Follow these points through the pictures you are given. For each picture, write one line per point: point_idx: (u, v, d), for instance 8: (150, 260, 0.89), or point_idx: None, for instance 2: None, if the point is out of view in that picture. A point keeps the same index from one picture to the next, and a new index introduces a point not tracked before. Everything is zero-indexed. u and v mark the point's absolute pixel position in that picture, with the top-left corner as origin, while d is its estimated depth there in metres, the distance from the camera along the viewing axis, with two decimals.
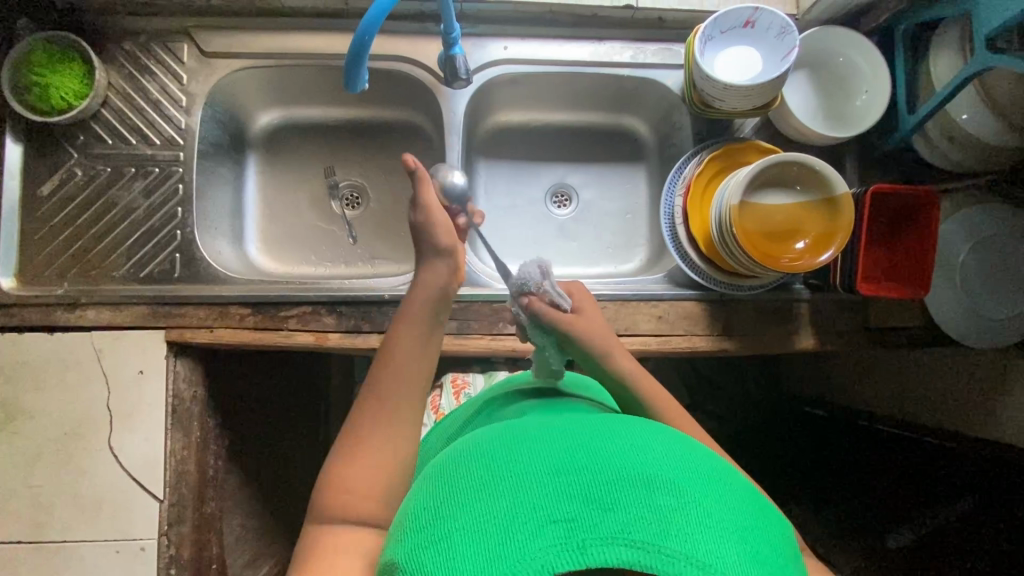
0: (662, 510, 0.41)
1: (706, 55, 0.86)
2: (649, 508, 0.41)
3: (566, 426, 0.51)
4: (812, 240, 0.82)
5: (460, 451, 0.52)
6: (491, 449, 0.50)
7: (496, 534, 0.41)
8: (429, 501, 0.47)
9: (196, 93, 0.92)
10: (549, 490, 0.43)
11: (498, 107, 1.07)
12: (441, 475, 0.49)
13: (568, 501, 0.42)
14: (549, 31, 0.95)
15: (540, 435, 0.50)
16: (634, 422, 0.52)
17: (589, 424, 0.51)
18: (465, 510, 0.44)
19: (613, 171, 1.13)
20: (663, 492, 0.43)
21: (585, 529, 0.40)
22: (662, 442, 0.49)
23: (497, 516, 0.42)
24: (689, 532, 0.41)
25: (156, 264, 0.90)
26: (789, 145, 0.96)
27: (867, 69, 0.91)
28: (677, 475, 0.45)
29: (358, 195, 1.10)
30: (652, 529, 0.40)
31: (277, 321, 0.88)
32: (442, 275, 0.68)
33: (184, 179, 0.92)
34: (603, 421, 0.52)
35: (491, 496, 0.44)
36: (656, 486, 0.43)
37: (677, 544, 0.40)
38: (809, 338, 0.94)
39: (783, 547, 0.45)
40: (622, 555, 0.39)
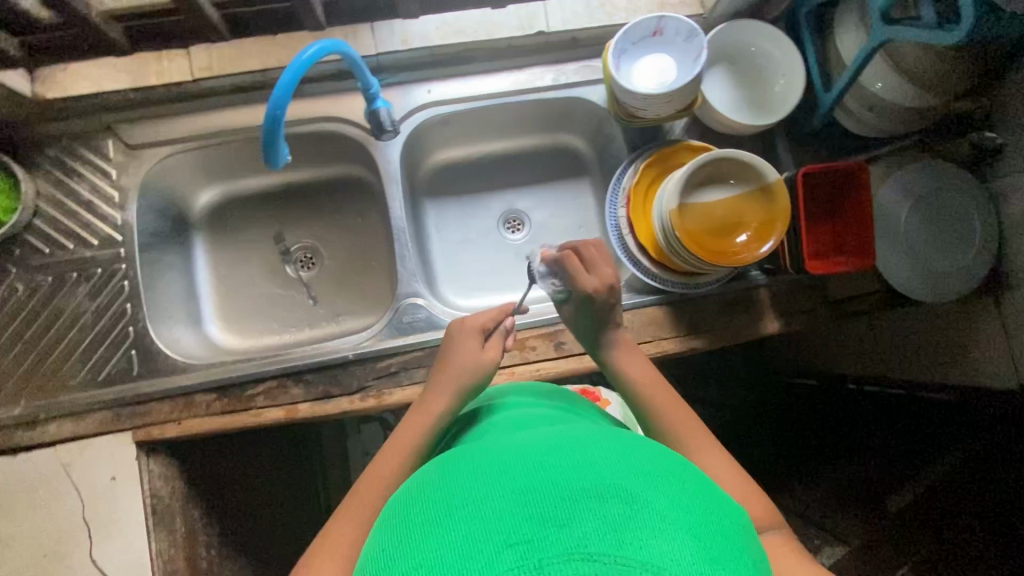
0: (615, 519, 0.40)
1: (622, 68, 0.88)
2: (603, 519, 0.40)
3: (520, 447, 0.50)
4: (755, 231, 0.83)
5: (416, 487, 0.50)
6: (447, 481, 0.47)
7: (450, 566, 0.39)
8: (386, 539, 0.44)
9: (128, 186, 0.91)
10: (502, 516, 0.41)
11: (435, 146, 1.08)
12: (399, 511, 0.47)
13: (524, 523, 0.40)
14: (470, 67, 0.96)
15: (495, 459, 0.49)
16: (586, 433, 0.51)
17: (543, 440, 0.50)
18: (420, 548, 0.41)
19: (559, 189, 1.14)
20: (616, 501, 0.41)
21: (541, 549, 0.38)
22: (613, 449, 0.48)
23: (452, 551, 0.40)
24: (645, 538, 0.39)
25: (112, 365, 0.87)
26: (720, 138, 0.99)
27: (778, 55, 0.93)
28: (628, 481, 0.43)
29: (311, 255, 1.09)
30: (607, 539, 0.39)
31: (245, 401, 0.86)
32: (453, 388, 0.73)
33: (129, 275, 0.90)
34: (555, 436, 0.51)
35: (448, 528, 0.42)
36: (608, 496, 0.42)
37: (634, 550, 0.38)
38: (774, 321, 0.95)
39: (739, 539, 0.44)
40: (580, 570, 0.37)
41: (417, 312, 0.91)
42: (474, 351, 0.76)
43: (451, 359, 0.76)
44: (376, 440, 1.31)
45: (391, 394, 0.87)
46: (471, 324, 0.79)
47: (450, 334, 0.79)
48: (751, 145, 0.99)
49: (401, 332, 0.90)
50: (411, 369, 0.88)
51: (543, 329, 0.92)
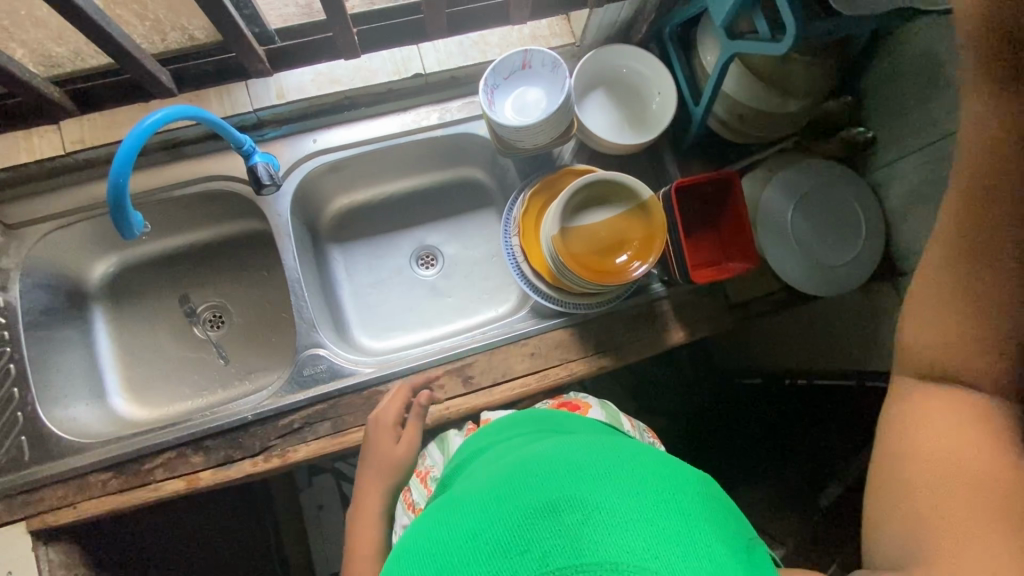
0: (568, 529, 0.41)
1: (496, 103, 0.89)
2: (560, 535, 0.41)
3: (483, 481, 0.51)
4: (638, 248, 0.84)
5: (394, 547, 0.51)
6: (418, 531, 0.48)
7: None
8: None
9: (9, 267, 0.89)
10: (465, 560, 0.42)
11: (334, 193, 1.08)
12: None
13: (491, 562, 0.41)
14: (353, 114, 0.97)
15: (454, 504, 0.49)
16: (539, 448, 0.52)
17: (499, 470, 0.51)
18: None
19: (467, 221, 1.16)
20: (570, 512, 0.43)
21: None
22: (566, 455, 0.49)
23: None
24: (598, 538, 0.41)
25: (1, 454, 0.84)
26: (607, 159, 1.01)
27: (651, 74, 0.97)
28: (578, 485, 0.45)
29: (219, 314, 1.08)
30: (565, 554, 0.40)
31: (143, 476, 0.83)
32: (382, 485, 0.75)
33: (15, 357, 0.87)
34: (515, 459, 0.52)
35: None
36: (560, 508, 0.43)
37: (591, 557, 0.40)
38: (680, 331, 0.96)
39: (705, 500, 0.46)
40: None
41: (320, 363, 0.90)
42: (388, 446, 0.78)
43: (371, 460, 0.78)
44: (330, 492, 1.23)
45: (296, 451, 0.85)
46: (382, 415, 0.82)
47: (367, 443, 0.80)
48: (639, 162, 1.01)
49: (302, 386, 0.89)
50: (315, 423, 0.87)
51: (448, 366, 0.91)
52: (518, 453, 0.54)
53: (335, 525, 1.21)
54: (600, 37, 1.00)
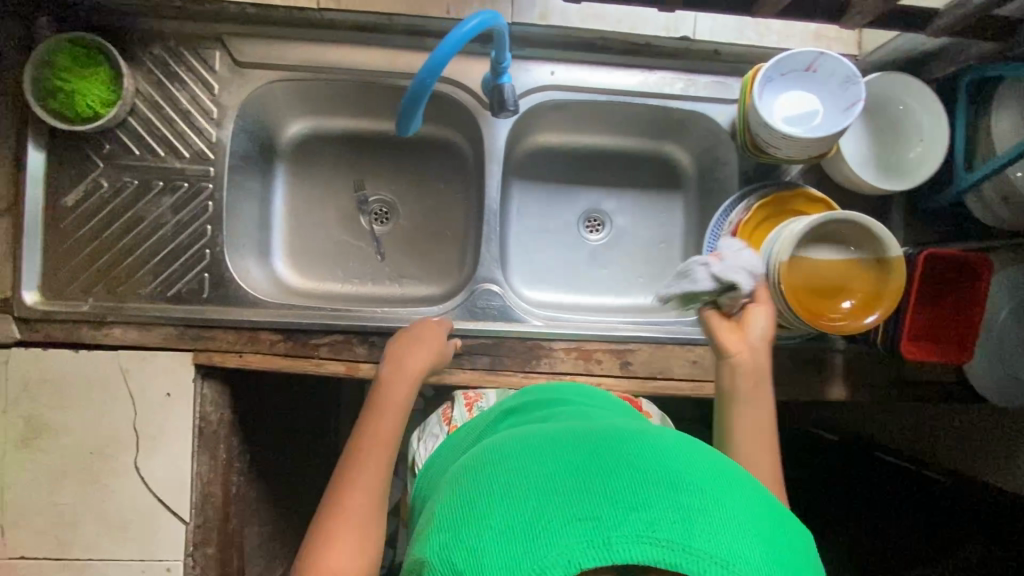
0: (684, 509, 0.42)
1: (764, 97, 0.82)
2: (673, 509, 0.42)
3: (589, 433, 0.53)
4: (858, 301, 0.80)
5: (479, 457, 0.53)
6: (516, 451, 0.51)
7: (525, 530, 0.42)
8: (457, 503, 0.47)
9: (228, 104, 0.88)
10: (573, 493, 0.44)
11: (536, 128, 1.03)
12: (468, 480, 0.50)
13: (597, 503, 0.43)
14: (598, 57, 0.91)
15: (562, 442, 0.51)
16: (648, 430, 0.54)
17: (608, 431, 0.53)
18: (491, 506, 0.45)
19: (648, 199, 1.10)
20: (685, 494, 0.44)
21: (610, 527, 0.41)
22: (682, 450, 0.50)
23: (523, 514, 0.43)
24: (712, 531, 0.41)
25: (184, 282, 0.86)
26: (834, 190, 0.94)
27: (923, 119, 0.88)
28: (697, 478, 0.46)
29: (387, 210, 1.07)
30: (676, 527, 0.41)
31: (308, 349, 0.86)
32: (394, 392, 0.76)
33: (213, 196, 0.87)
34: (625, 429, 0.54)
35: (522, 494, 0.45)
36: (678, 488, 0.44)
37: (701, 542, 0.40)
38: (842, 389, 0.93)
39: (805, 553, 0.46)
40: (648, 552, 0.40)
41: (492, 299, 0.90)
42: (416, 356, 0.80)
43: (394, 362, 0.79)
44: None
45: (452, 374, 0.87)
46: (420, 328, 0.83)
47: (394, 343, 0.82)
48: (866, 205, 0.94)
49: (471, 315, 0.89)
50: (475, 355, 0.88)
51: (613, 345, 0.90)
52: (625, 424, 0.56)
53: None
54: (882, 59, 0.91)
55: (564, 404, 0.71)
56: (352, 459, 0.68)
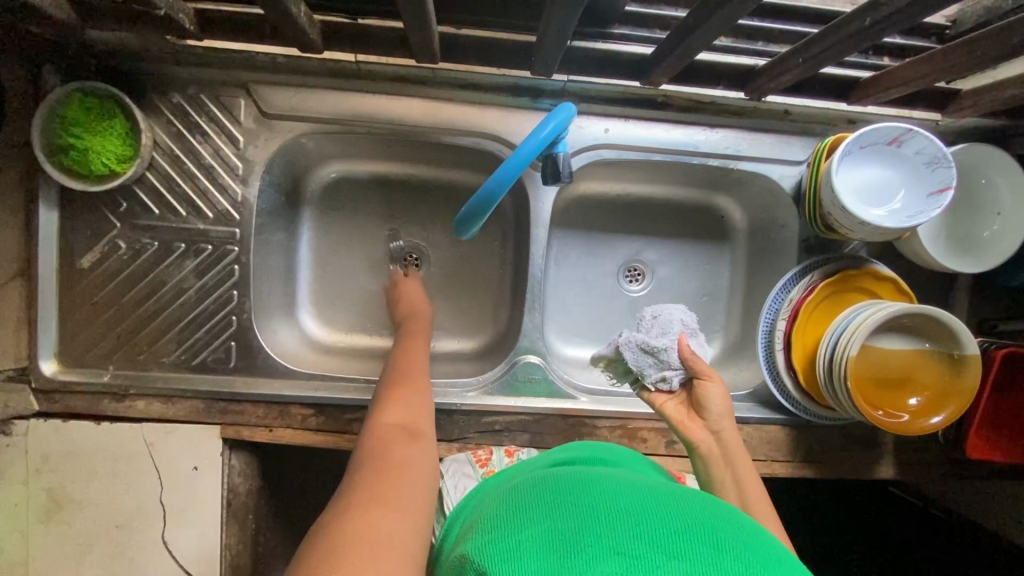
0: (723, 567, 0.41)
1: (839, 173, 0.76)
2: (712, 563, 0.41)
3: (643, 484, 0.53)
4: (926, 398, 0.76)
5: (533, 485, 0.55)
6: (568, 489, 0.52)
7: (563, 546, 0.43)
8: (504, 517, 0.50)
9: (255, 159, 0.81)
10: (616, 529, 0.44)
11: (581, 178, 0.97)
12: (519, 504, 0.52)
13: (637, 545, 0.43)
14: (657, 114, 0.83)
15: (617, 486, 0.52)
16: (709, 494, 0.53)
17: (664, 486, 0.53)
18: (535, 523, 0.47)
19: (693, 250, 1.05)
20: (728, 554, 0.43)
21: (644, 567, 0.41)
22: (734, 520, 0.48)
23: (564, 534, 0.45)
24: None
25: (210, 351, 0.82)
26: (899, 262, 0.89)
27: (1006, 196, 0.82)
28: (742, 545, 0.44)
29: (416, 258, 1.02)
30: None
31: (341, 424, 0.82)
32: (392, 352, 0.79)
33: (240, 259, 0.81)
34: (682, 488, 0.53)
35: (566, 517, 0.47)
36: (720, 545, 0.43)
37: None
38: (890, 468, 0.90)
39: None
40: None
41: (534, 373, 0.85)
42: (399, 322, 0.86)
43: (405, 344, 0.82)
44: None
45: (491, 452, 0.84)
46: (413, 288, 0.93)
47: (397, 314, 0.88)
48: (932, 278, 0.89)
49: (512, 389, 0.85)
50: (515, 432, 0.84)
51: (658, 423, 0.86)
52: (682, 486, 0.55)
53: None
54: (965, 125, 0.83)
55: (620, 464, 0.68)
56: (377, 405, 0.67)
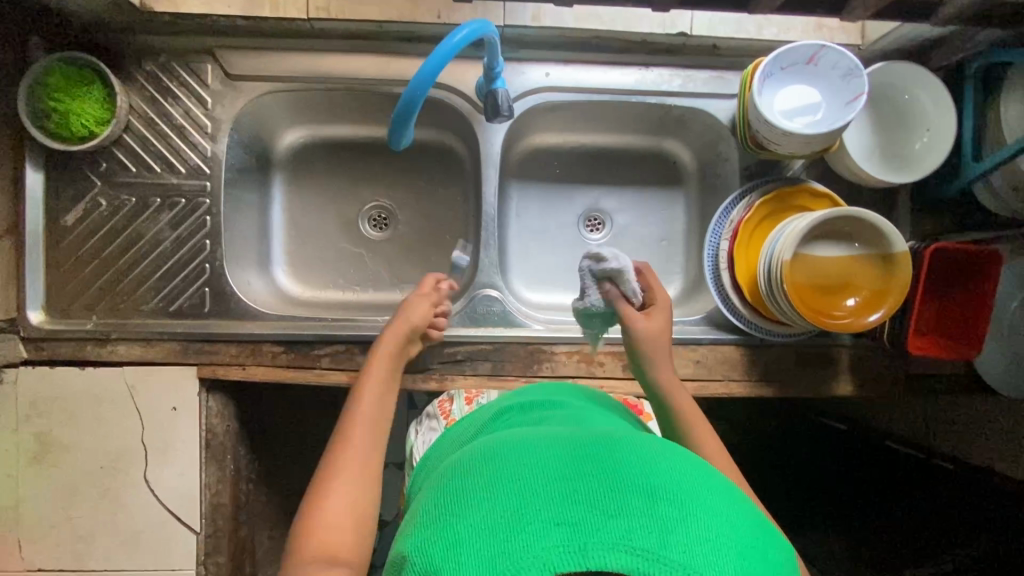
0: (663, 519, 0.44)
1: (762, 94, 0.81)
2: (651, 519, 0.44)
3: (573, 437, 0.54)
4: (863, 299, 0.79)
5: (470, 454, 0.55)
6: (501, 455, 0.52)
7: (505, 531, 0.44)
8: (444, 500, 0.49)
9: (222, 118, 0.88)
10: (554, 500, 0.45)
11: (534, 129, 1.02)
12: (457, 479, 0.51)
13: (574, 509, 0.45)
14: (594, 56, 0.89)
15: (549, 445, 0.52)
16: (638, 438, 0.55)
17: (596, 436, 0.54)
18: (473, 507, 0.47)
19: (650, 196, 1.08)
20: (665, 504, 0.45)
21: (587, 533, 0.43)
22: (670, 458, 0.51)
23: (503, 516, 0.45)
24: (690, 546, 0.43)
25: (185, 298, 0.87)
26: (839, 183, 0.92)
27: (931, 108, 0.85)
28: (682, 490, 0.47)
29: (386, 216, 1.06)
30: (652, 538, 0.43)
31: (310, 360, 0.87)
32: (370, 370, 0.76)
33: (211, 211, 0.88)
34: (615, 436, 0.55)
35: (504, 494, 0.47)
36: (661, 498, 0.46)
37: (676, 553, 0.42)
38: (847, 385, 0.92)
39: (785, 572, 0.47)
40: (621, 561, 0.41)
41: (492, 305, 0.90)
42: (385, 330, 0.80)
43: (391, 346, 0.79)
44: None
45: (454, 381, 0.87)
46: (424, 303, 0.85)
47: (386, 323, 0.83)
48: (873, 197, 0.92)
49: (472, 321, 0.89)
50: (476, 361, 0.88)
51: (614, 348, 0.89)
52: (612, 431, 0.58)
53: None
54: (888, 47, 0.88)
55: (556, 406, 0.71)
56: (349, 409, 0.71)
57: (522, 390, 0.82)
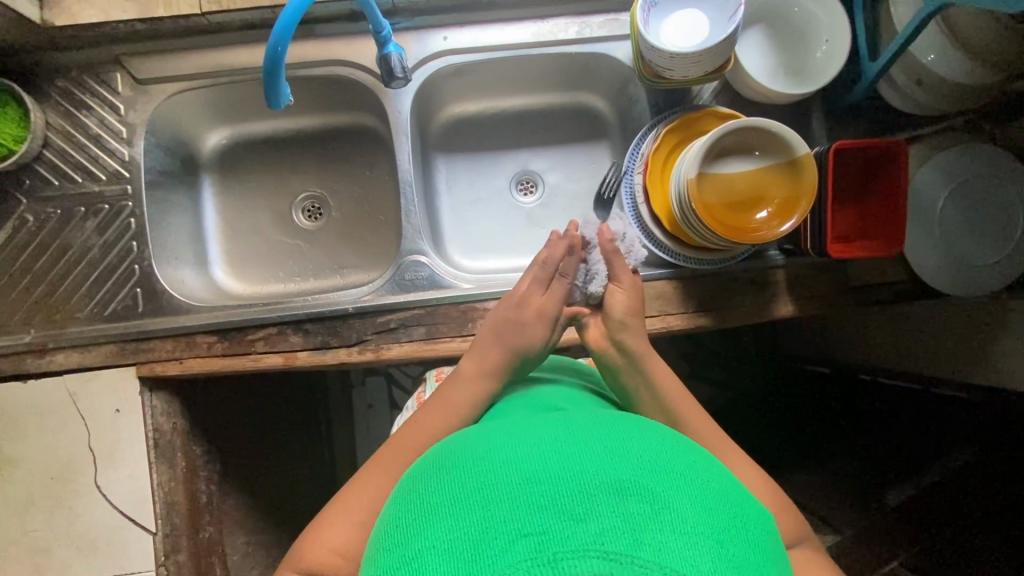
0: (635, 517, 0.41)
1: (650, 24, 0.82)
2: (622, 517, 0.41)
3: (533, 437, 0.52)
4: (776, 208, 0.79)
5: (433, 466, 0.53)
6: (464, 468, 0.49)
7: (469, 549, 0.41)
8: (405, 519, 0.47)
9: (136, 122, 0.90)
10: (517, 508, 0.42)
11: (450, 99, 1.04)
12: (419, 496, 0.49)
13: (538, 515, 0.41)
14: (488, 15, 0.92)
15: (514, 448, 0.50)
16: (609, 427, 0.53)
17: (564, 431, 0.52)
18: (434, 531, 0.43)
19: (576, 152, 1.08)
20: (634, 499, 0.42)
21: (555, 543, 0.39)
22: (640, 447, 0.49)
23: (465, 535, 0.42)
24: (662, 540, 0.40)
25: (118, 301, 0.89)
26: (750, 107, 0.92)
27: (823, 16, 0.86)
28: (651, 483, 0.44)
29: (319, 205, 1.07)
30: (624, 538, 0.39)
31: (244, 345, 0.87)
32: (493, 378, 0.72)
33: (135, 213, 0.90)
34: (577, 428, 0.52)
35: (465, 510, 0.44)
36: (629, 493, 0.43)
37: (651, 552, 0.39)
38: (789, 305, 0.90)
39: (766, 550, 0.45)
40: (594, 567, 0.37)
41: (420, 270, 0.91)
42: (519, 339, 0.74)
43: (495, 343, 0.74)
44: (378, 393, 1.38)
45: (390, 349, 0.87)
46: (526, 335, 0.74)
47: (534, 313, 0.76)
48: (784, 115, 0.92)
49: (402, 289, 0.90)
50: (410, 326, 0.88)
51: None
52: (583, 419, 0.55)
53: (380, 422, 1.35)
54: None
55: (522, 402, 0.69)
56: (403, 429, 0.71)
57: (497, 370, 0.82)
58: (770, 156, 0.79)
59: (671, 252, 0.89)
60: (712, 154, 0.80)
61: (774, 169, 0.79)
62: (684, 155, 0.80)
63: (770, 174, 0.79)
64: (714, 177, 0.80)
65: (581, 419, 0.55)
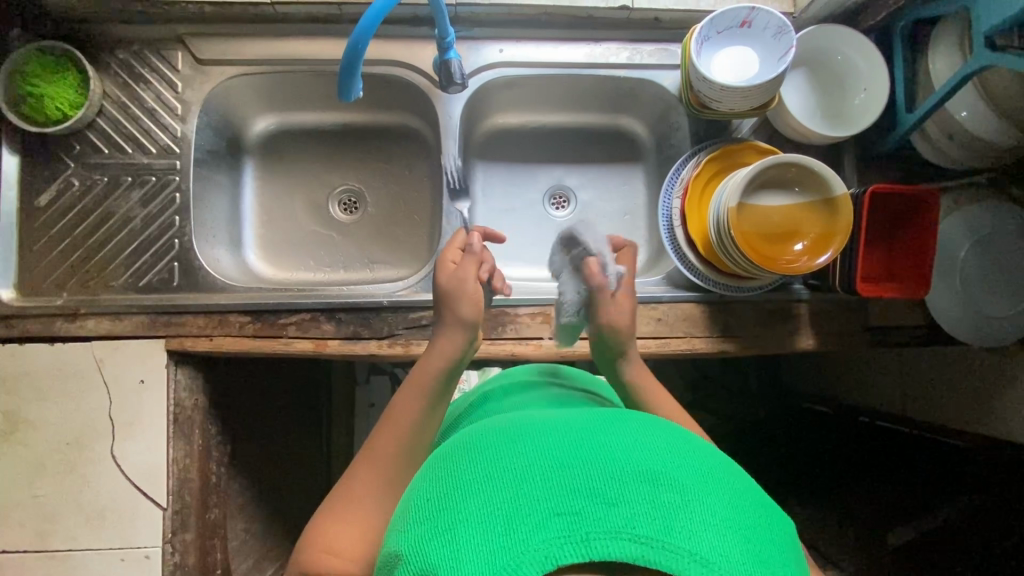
0: (666, 505, 0.42)
1: (702, 57, 0.86)
2: (654, 504, 0.42)
3: (564, 422, 0.52)
4: (810, 243, 0.82)
5: (461, 444, 0.53)
6: (494, 445, 0.50)
7: (501, 523, 0.42)
8: (434, 491, 0.47)
9: (192, 100, 0.92)
10: (551, 488, 0.43)
11: (494, 109, 1.07)
12: (447, 469, 0.49)
13: (571, 497, 0.42)
14: (544, 33, 0.96)
15: (544, 430, 0.50)
16: (636, 420, 0.53)
17: (594, 421, 0.52)
18: (466, 500, 0.44)
19: (611, 172, 1.11)
20: (667, 489, 0.43)
21: (588, 523, 0.41)
22: (669, 440, 0.49)
23: (498, 508, 0.43)
24: (693, 529, 0.41)
25: (155, 272, 0.90)
26: (787, 145, 0.96)
27: (864, 67, 0.90)
28: (682, 473, 0.45)
29: (355, 199, 1.08)
30: (655, 523, 0.40)
31: (277, 329, 0.88)
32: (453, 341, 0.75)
33: (180, 188, 0.91)
34: (606, 419, 0.53)
35: (497, 486, 0.44)
36: (661, 483, 0.43)
37: (682, 539, 0.40)
38: (810, 339, 0.93)
39: (788, 549, 0.46)
40: (625, 549, 0.39)
41: None
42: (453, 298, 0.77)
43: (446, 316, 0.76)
44: (384, 392, 1.38)
45: (419, 345, 0.88)
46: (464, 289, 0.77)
47: (438, 290, 0.78)
48: (819, 156, 0.96)
49: None
50: None
51: None
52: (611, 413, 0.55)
53: None
54: (818, 16, 0.94)
55: (548, 400, 0.69)
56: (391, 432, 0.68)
57: (520, 369, 0.83)
58: (807, 193, 0.83)
59: (701, 274, 0.91)
60: (752, 187, 0.83)
61: (811, 205, 0.82)
62: (725, 184, 0.83)
63: (806, 211, 0.83)
64: (752, 209, 0.84)
65: (609, 413, 0.55)
